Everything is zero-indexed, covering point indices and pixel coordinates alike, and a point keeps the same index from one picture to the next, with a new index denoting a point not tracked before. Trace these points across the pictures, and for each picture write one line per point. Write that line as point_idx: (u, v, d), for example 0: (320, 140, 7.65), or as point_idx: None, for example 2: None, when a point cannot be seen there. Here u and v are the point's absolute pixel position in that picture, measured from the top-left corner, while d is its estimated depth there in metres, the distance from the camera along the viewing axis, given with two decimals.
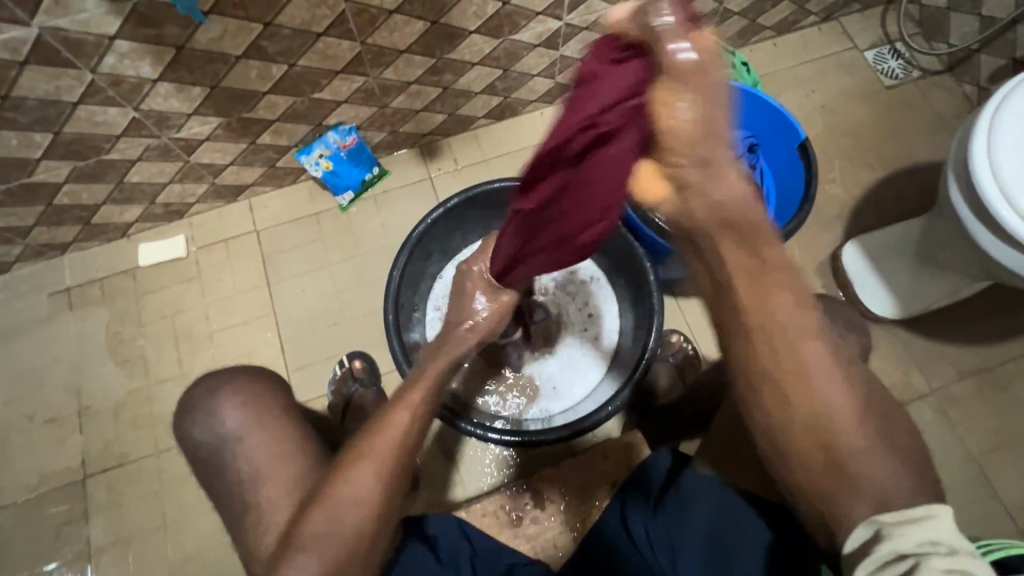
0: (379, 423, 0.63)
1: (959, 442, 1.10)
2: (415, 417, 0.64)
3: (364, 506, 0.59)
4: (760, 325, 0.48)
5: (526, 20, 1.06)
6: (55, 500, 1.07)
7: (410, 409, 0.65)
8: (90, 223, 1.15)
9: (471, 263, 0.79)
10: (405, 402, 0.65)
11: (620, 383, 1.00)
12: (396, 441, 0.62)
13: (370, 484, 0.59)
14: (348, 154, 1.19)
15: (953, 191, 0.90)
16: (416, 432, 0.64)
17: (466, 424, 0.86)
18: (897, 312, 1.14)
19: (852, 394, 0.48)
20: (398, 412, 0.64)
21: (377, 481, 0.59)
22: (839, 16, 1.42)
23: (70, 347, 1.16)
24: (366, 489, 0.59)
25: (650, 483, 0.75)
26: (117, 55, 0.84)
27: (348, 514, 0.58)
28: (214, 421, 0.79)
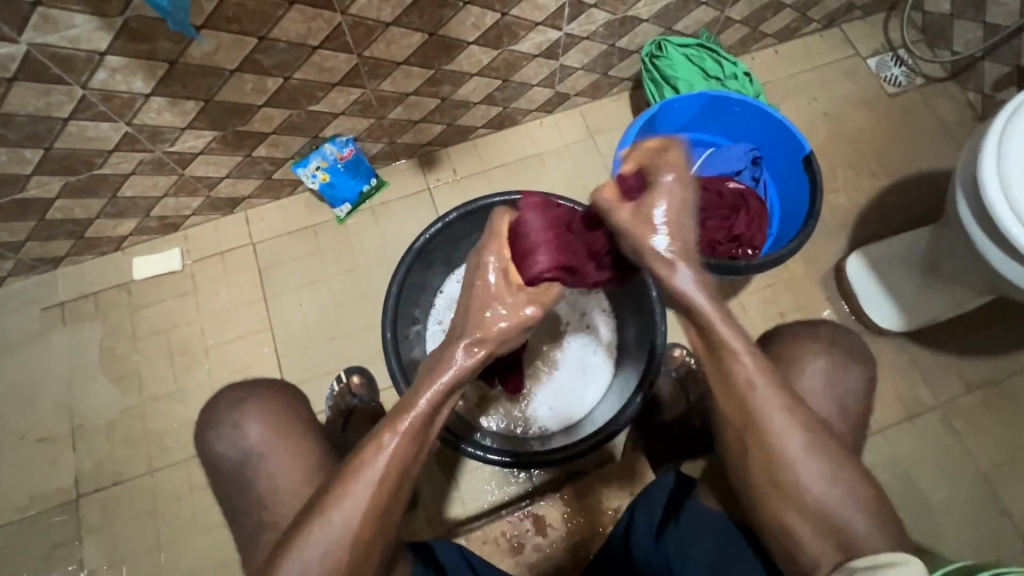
0: (356, 463, 0.57)
1: (967, 456, 1.08)
2: (394, 457, 0.57)
3: (339, 550, 0.55)
4: (723, 379, 0.60)
5: (525, 31, 1.05)
6: (48, 520, 1.05)
7: (387, 449, 0.57)
8: (83, 237, 1.13)
9: (489, 255, 0.69)
10: (381, 440, 0.58)
11: (620, 401, 0.98)
12: (369, 486, 0.56)
13: (338, 532, 0.56)
14: (345, 165, 1.17)
15: (962, 206, 0.88)
16: (396, 472, 0.57)
17: (466, 445, 0.85)
18: (903, 325, 1.12)
19: (795, 430, 0.59)
20: (374, 452, 0.57)
21: (345, 530, 0.56)
22: (841, 24, 1.40)
23: (63, 363, 1.14)
24: (334, 539, 0.55)
25: (655, 508, 0.73)
26: (108, 70, 0.82)
27: (313, 561, 0.55)
28: (208, 445, 0.78)
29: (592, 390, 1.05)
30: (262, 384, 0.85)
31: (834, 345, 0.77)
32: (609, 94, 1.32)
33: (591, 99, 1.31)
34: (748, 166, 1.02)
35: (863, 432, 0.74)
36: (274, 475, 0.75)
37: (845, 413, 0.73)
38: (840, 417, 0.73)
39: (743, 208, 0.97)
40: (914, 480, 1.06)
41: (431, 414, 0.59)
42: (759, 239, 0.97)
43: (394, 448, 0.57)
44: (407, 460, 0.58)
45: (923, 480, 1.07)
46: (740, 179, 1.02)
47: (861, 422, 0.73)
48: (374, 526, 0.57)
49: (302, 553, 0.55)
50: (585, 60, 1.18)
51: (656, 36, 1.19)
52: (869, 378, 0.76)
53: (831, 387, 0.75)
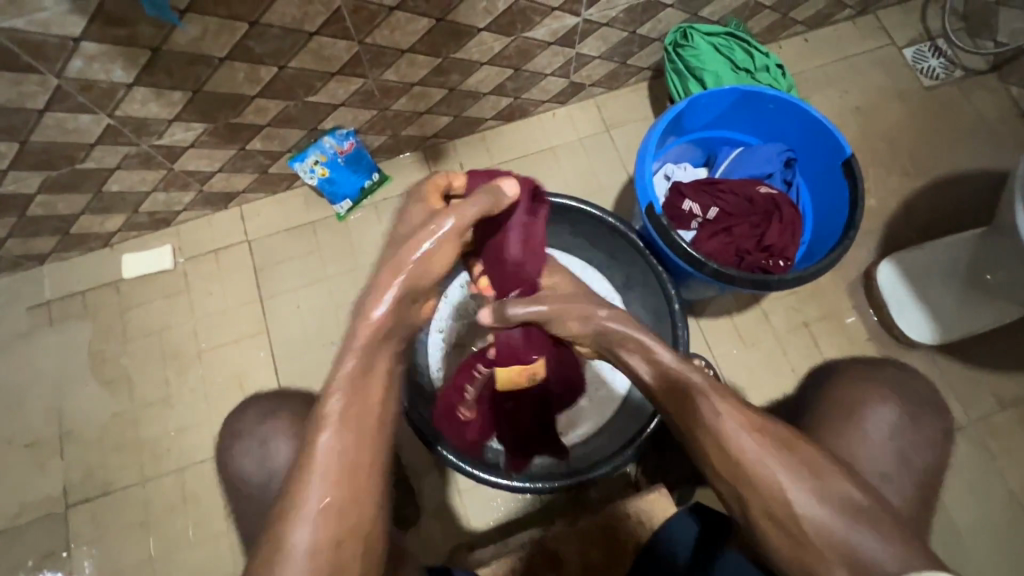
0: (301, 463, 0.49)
1: (1001, 478, 1.02)
2: (339, 443, 0.49)
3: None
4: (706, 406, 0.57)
5: (541, 16, 0.96)
6: (35, 531, 1.01)
7: (330, 437, 0.49)
8: (68, 233, 1.06)
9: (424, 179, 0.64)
10: (324, 431, 0.50)
11: (636, 420, 0.92)
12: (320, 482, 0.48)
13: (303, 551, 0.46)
14: (345, 159, 1.10)
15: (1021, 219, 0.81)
16: (347, 461, 0.49)
17: (467, 467, 0.80)
18: (936, 338, 1.06)
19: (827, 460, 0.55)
20: (315, 447, 0.49)
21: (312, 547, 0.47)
22: (875, 10, 1.31)
23: (50, 367, 1.09)
24: (299, 569, 0.46)
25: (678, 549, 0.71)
26: (85, 58, 0.75)
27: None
28: None
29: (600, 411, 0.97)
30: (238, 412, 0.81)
31: (872, 382, 0.74)
32: (626, 84, 1.24)
33: (607, 90, 1.23)
34: (780, 168, 0.96)
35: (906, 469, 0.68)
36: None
37: None
38: None
39: (774, 214, 0.92)
40: (942, 502, 1.01)
41: (362, 390, 0.51)
42: (791, 249, 0.90)
43: (340, 435, 0.50)
44: (359, 439, 0.50)
45: (954, 504, 1.01)
46: (771, 182, 0.97)
47: None
48: (348, 527, 0.48)
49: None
50: (602, 48, 1.10)
51: (681, 23, 1.11)
52: None
53: None
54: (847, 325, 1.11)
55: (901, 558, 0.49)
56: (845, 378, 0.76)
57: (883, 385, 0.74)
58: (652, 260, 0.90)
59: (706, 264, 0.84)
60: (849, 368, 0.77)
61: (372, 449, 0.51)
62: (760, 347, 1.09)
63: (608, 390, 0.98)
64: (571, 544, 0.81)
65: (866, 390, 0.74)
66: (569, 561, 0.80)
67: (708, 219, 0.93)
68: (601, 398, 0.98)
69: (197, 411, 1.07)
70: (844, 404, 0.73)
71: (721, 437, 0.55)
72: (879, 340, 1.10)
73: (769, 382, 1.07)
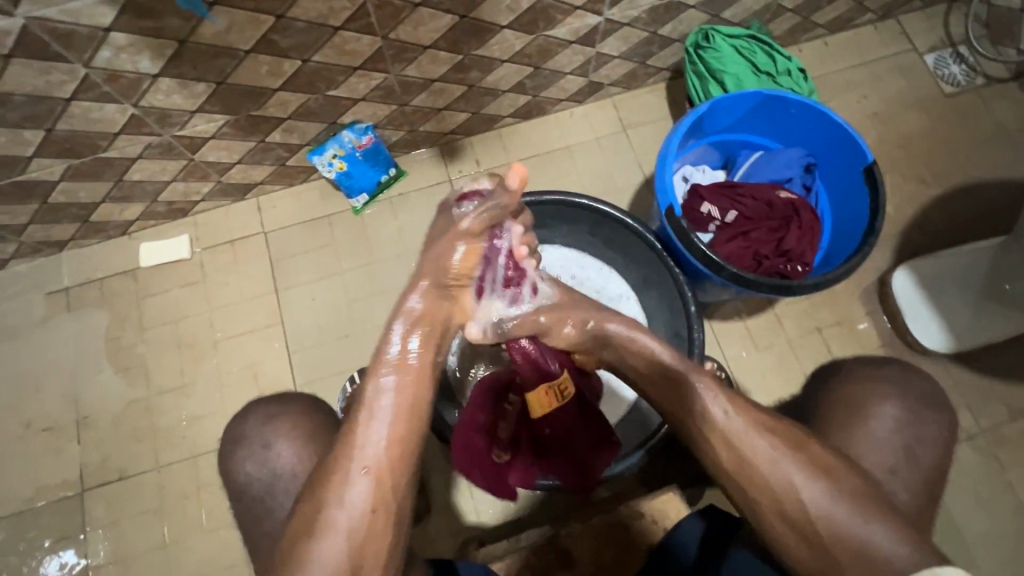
0: (348, 434, 0.56)
1: (1010, 487, 1.02)
2: (382, 417, 0.56)
3: (351, 539, 0.52)
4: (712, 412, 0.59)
5: (563, 15, 0.96)
6: (51, 514, 1.02)
7: (375, 411, 0.57)
8: (88, 221, 1.07)
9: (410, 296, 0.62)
10: (365, 406, 0.57)
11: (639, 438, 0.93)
12: (361, 450, 0.55)
13: (343, 512, 0.52)
14: (363, 154, 1.10)
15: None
16: (386, 433, 0.56)
17: None
18: (951, 346, 1.06)
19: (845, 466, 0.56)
20: (359, 418, 0.56)
21: (351, 511, 0.52)
22: (897, 15, 1.30)
23: (67, 352, 1.10)
24: (340, 521, 0.52)
25: (685, 553, 0.72)
26: (113, 48, 0.76)
27: (326, 554, 0.51)
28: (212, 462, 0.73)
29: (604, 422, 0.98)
30: (241, 415, 0.76)
31: (894, 385, 0.72)
32: (645, 83, 1.23)
33: (624, 89, 1.23)
34: (801, 173, 0.96)
35: (925, 480, 0.67)
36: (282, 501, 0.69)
37: (906, 455, 0.67)
38: (901, 459, 0.67)
39: (793, 220, 0.91)
40: (950, 510, 1.01)
41: (405, 374, 0.59)
42: (810, 254, 0.90)
43: (379, 410, 0.56)
44: (398, 411, 0.57)
45: (962, 512, 1.01)
46: (790, 187, 0.97)
47: (922, 467, 0.68)
48: (384, 491, 0.54)
49: (319, 544, 0.51)
50: (623, 48, 1.10)
51: (702, 24, 1.10)
52: (928, 418, 0.70)
53: (887, 429, 0.69)
54: (860, 331, 1.11)
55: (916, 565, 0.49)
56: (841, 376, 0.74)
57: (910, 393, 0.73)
58: (669, 264, 0.90)
59: (725, 268, 0.84)
60: (858, 368, 0.75)
61: (410, 425, 0.57)
62: (772, 351, 1.09)
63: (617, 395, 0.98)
64: (582, 542, 0.82)
65: (865, 387, 0.72)
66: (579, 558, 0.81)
67: (725, 222, 0.93)
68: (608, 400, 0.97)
69: (212, 400, 1.08)
70: (847, 401, 0.71)
71: (726, 435, 0.58)
72: (892, 347, 1.10)
73: (781, 386, 1.07)
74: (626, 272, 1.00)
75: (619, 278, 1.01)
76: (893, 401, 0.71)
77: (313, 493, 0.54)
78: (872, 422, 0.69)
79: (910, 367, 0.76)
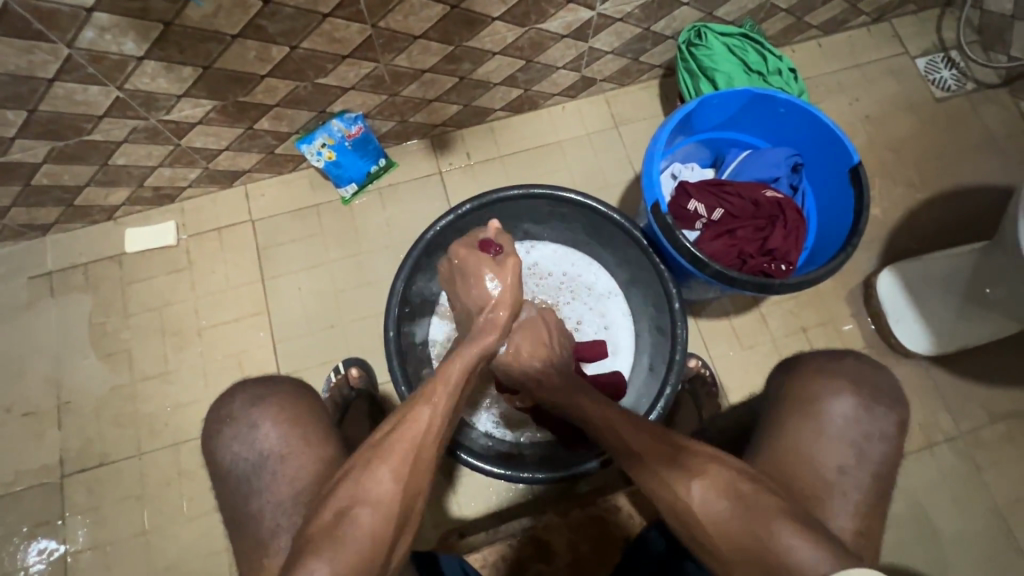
0: (405, 417, 0.60)
1: (986, 488, 1.04)
2: (439, 406, 0.61)
3: (390, 511, 0.54)
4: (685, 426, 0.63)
5: (555, 8, 0.96)
6: (30, 499, 1.02)
7: (433, 401, 0.61)
8: (72, 205, 1.06)
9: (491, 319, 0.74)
10: (428, 396, 0.61)
11: None
12: (419, 433, 0.58)
13: (390, 484, 0.55)
14: (353, 143, 1.09)
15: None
16: (440, 425, 0.60)
17: (460, 452, 0.81)
18: (933, 348, 1.07)
19: None
20: (420, 405, 0.61)
21: (397, 485, 0.55)
22: (891, 18, 1.30)
23: (50, 336, 1.09)
24: (388, 492, 0.55)
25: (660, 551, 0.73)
26: (97, 29, 0.75)
27: (367, 520, 0.53)
28: None
29: None
30: (228, 396, 0.76)
31: (877, 384, 0.73)
32: (638, 80, 1.23)
33: (618, 85, 1.23)
34: (788, 173, 0.97)
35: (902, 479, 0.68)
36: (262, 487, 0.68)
37: (882, 453, 0.68)
38: (877, 458, 0.68)
39: (779, 219, 0.92)
40: (926, 510, 1.02)
41: (462, 381, 0.65)
42: (794, 254, 0.91)
43: (439, 402, 0.61)
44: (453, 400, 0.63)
45: (938, 512, 1.02)
46: (777, 186, 0.97)
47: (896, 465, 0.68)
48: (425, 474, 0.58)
49: (363, 510, 0.54)
50: (615, 44, 1.09)
51: (695, 22, 1.10)
52: (905, 417, 0.71)
53: (866, 428, 0.69)
54: (844, 332, 1.12)
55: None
56: (817, 372, 0.74)
57: (892, 392, 0.73)
58: (655, 260, 0.89)
59: (709, 265, 0.84)
60: (837, 365, 0.75)
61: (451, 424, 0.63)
62: (756, 350, 1.10)
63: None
64: (562, 534, 0.84)
65: (842, 385, 0.73)
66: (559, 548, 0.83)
67: (712, 220, 0.94)
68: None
69: (196, 387, 1.08)
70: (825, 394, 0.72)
71: None
72: (875, 349, 1.11)
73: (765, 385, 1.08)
74: (612, 268, 1.02)
75: (605, 274, 1.04)
76: (873, 399, 0.71)
77: (360, 464, 0.57)
78: (853, 420, 0.69)
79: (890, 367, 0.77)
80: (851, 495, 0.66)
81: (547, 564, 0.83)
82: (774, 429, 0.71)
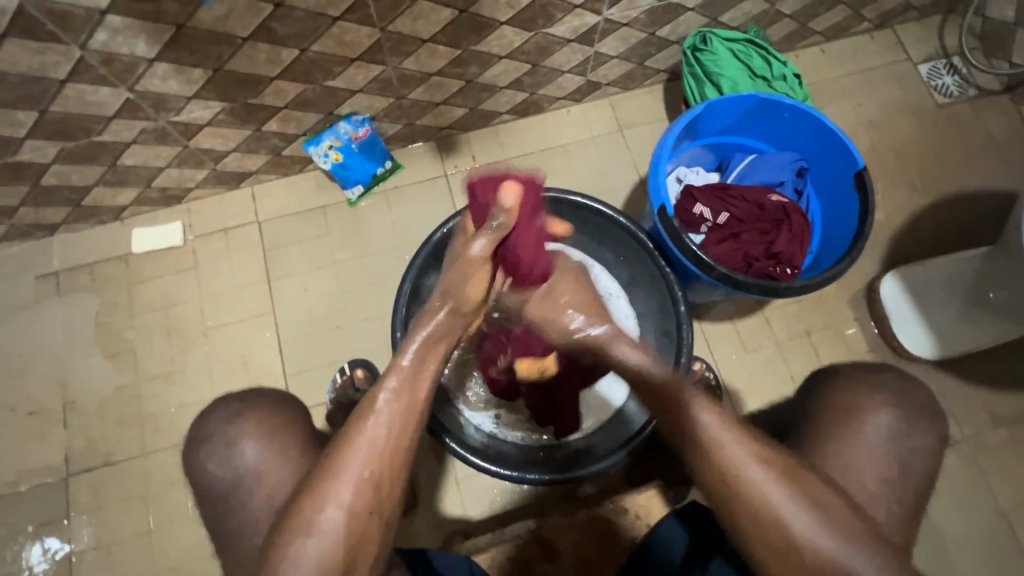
0: (349, 433, 0.55)
1: (989, 492, 1.04)
2: (384, 422, 0.55)
3: (336, 543, 0.52)
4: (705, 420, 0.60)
5: (562, 13, 0.97)
6: (35, 499, 1.02)
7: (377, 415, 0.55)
8: (80, 205, 1.07)
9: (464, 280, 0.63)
10: (373, 409, 0.55)
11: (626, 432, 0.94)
12: (362, 456, 0.54)
13: (335, 515, 0.53)
14: (359, 146, 1.10)
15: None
16: (385, 440, 0.54)
17: (459, 446, 0.82)
18: (937, 353, 1.08)
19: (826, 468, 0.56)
20: (365, 419, 0.55)
21: (342, 514, 0.53)
22: (893, 24, 1.31)
23: (56, 336, 1.09)
24: (336, 521, 0.52)
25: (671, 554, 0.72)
26: (109, 31, 0.76)
27: (312, 551, 0.52)
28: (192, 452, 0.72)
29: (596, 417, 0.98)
30: (202, 416, 0.75)
31: (898, 393, 0.73)
32: (643, 85, 1.24)
33: (622, 90, 1.23)
34: (793, 177, 0.97)
35: (909, 483, 0.68)
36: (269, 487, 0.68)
37: (888, 454, 0.69)
38: (885, 460, 0.68)
39: (784, 222, 0.92)
40: (930, 514, 1.03)
41: (420, 382, 0.57)
42: (799, 257, 0.91)
43: (387, 417, 0.55)
44: (406, 406, 0.56)
45: (942, 516, 1.03)
46: (782, 190, 0.98)
47: (904, 468, 0.68)
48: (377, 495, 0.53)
49: (306, 541, 0.52)
50: (621, 49, 1.10)
51: (701, 27, 1.11)
52: (910, 418, 0.71)
53: (873, 431, 0.70)
54: (848, 336, 1.12)
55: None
56: (852, 382, 0.75)
57: (907, 399, 0.73)
58: (661, 263, 0.90)
59: (715, 268, 0.85)
60: (860, 374, 0.76)
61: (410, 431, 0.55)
62: (760, 353, 1.10)
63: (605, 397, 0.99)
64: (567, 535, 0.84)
65: (864, 394, 0.73)
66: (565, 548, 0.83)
67: (717, 224, 0.94)
68: (588, 402, 0.99)
69: (201, 388, 1.08)
70: (847, 404, 0.72)
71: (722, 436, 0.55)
72: (878, 353, 1.12)
73: (769, 388, 1.08)
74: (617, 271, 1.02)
75: None
76: (878, 403, 0.72)
77: (311, 484, 0.54)
78: (871, 427, 0.70)
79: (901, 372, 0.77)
80: (856, 498, 0.66)
81: (552, 565, 0.83)
82: (803, 440, 0.72)
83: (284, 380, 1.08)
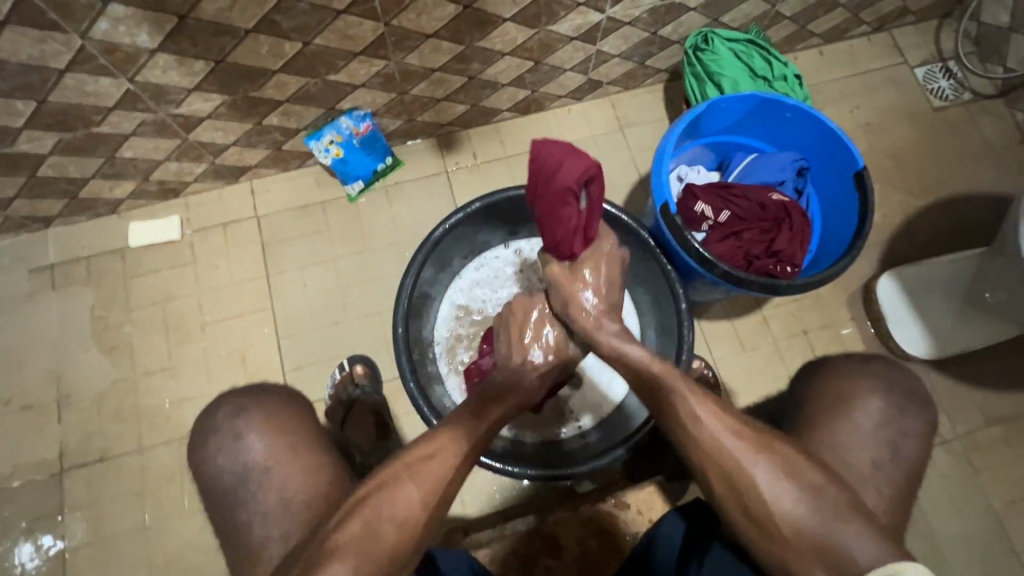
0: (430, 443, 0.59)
1: (983, 491, 1.05)
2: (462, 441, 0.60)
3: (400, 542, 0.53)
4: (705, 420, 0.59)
5: (565, 11, 0.97)
6: (28, 494, 1.01)
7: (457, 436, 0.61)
8: (77, 197, 1.06)
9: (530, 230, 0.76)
10: (448, 431, 0.61)
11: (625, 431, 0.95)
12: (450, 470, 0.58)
13: (416, 508, 0.55)
14: (360, 141, 1.10)
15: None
16: (457, 462, 0.59)
17: None
18: (933, 352, 1.09)
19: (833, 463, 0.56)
20: (456, 441, 0.60)
21: (422, 510, 0.55)
22: (891, 28, 1.33)
23: (51, 330, 1.08)
24: (405, 514, 0.54)
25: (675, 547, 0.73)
26: (111, 20, 0.75)
27: (387, 539, 0.53)
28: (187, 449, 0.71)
29: (589, 415, 0.99)
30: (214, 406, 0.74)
31: (896, 386, 0.74)
32: (643, 84, 1.25)
33: (623, 89, 1.24)
34: (794, 176, 0.98)
35: (910, 478, 0.68)
36: (263, 488, 0.66)
37: (889, 449, 0.69)
38: (887, 455, 0.68)
39: (785, 222, 0.93)
40: (924, 512, 1.04)
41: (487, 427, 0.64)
42: (799, 255, 0.92)
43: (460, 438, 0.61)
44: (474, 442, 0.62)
45: (937, 514, 1.04)
46: (782, 190, 0.99)
47: (906, 465, 0.69)
48: (433, 502, 0.56)
49: (381, 530, 0.53)
50: (623, 47, 1.11)
51: (701, 27, 1.12)
52: (911, 413, 0.72)
53: (874, 427, 0.70)
54: (844, 335, 1.13)
55: (887, 551, 0.51)
56: (852, 374, 0.75)
57: (905, 392, 0.73)
58: (662, 260, 0.89)
59: (717, 265, 0.85)
60: (853, 366, 0.77)
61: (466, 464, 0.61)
62: (758, 351, 1.11)
63: (608, 382, 1.01)
64: (567, 532, 0.84)
65: (864, 388, 0.73)
66: (568, 545, 0.84)
67: (718, 222, 0.95)
68: (593, 395, 1.00)
69: (198, 383, 1.07)
70: (845, 396, 0.73)
71: None
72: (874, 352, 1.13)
73: (768, 386, 1.09)
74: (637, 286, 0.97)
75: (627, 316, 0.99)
76: (880, 401, 0.72)
77: (383, 479, 0.57)
78: (870, 421, 0.70)
79: (902, 368, 0.77)
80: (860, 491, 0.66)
81: (555, 559, 0.83)
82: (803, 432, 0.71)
83: (282, 376, 1.08)
